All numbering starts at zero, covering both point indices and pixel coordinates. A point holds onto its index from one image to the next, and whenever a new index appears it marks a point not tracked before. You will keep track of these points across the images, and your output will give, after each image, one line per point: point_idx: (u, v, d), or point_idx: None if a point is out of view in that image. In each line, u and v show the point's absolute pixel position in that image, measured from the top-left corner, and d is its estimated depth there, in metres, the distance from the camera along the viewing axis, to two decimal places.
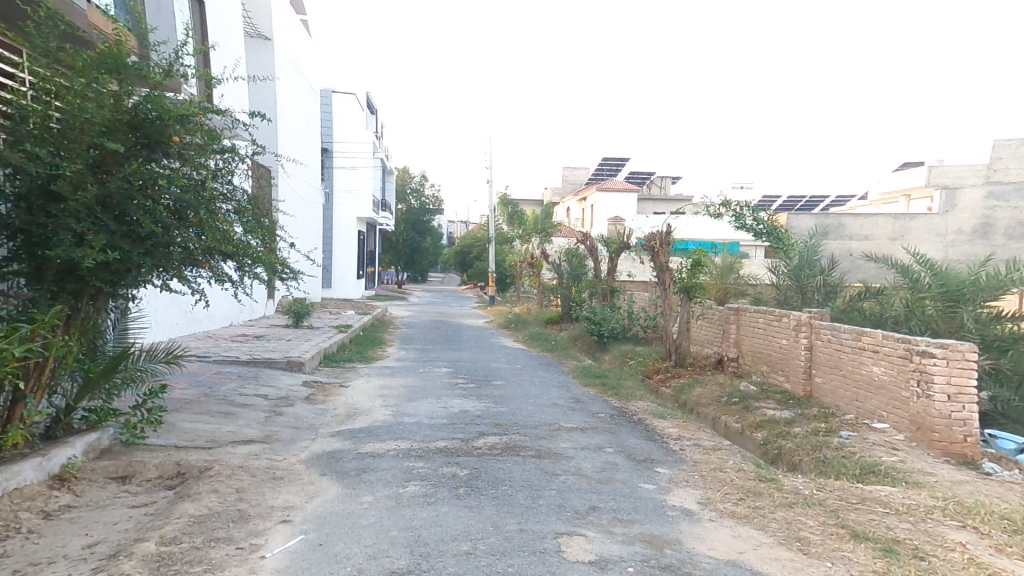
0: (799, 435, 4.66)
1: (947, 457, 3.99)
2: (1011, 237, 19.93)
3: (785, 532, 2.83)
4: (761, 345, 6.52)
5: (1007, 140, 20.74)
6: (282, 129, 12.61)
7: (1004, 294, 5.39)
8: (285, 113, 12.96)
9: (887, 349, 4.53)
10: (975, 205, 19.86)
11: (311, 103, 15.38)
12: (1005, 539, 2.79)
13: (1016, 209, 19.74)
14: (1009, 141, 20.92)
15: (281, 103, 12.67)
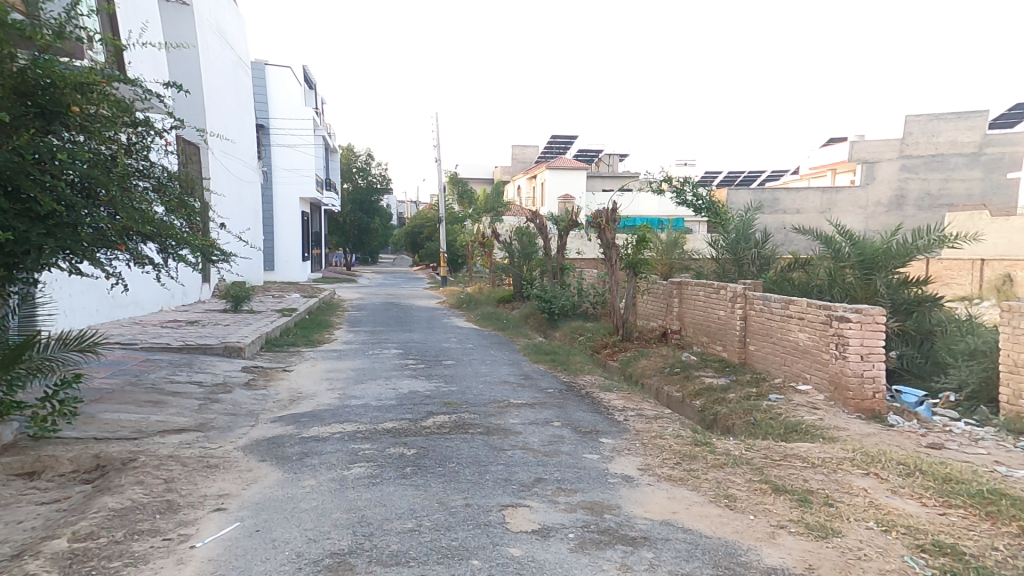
0: (733, 400, 4.91)
1: (859, 413, 4.29)
2: (920, 208, 21.57)
3: (715, 491, 2.99)
4: (701, 316, 6.78)
5: (917, 115, 22.55)
6: (208, 103, 11.99)
7: (911, 261, 5.77)
8: (211, 86, 12.29)
9: (810, 316, 4.79)
10: (890, 178, 21.35)
11: (241, 76, 14.64)
12: (900, 481, 3.05)
13: (924, 181, 21.47)
14: (918, 116, 22.58)
15: (205, 76, 12.00)
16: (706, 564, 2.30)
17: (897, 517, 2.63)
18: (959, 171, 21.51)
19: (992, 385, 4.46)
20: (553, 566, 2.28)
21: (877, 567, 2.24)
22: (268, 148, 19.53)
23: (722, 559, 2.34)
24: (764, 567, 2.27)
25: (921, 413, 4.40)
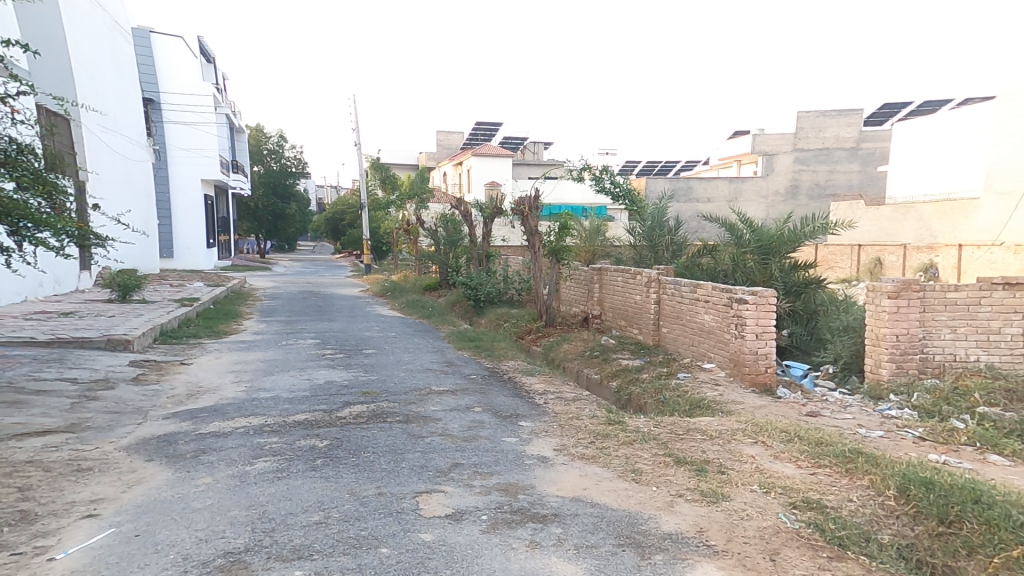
0: (646, 380, 5.13)
1: (753, 387, 4.62)
2: (812, 197, 23.66)
3: (623, 466, 3.10)
4: (620, 301, 7.01)
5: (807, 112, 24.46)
6: (77, 71, 10.81)
7: (800, 246, 6.27)
8: (80, 52, 11.07)
9: (715, 299, 5.06)
10: (786, 169, 23.34)
11: (121, 43, 13.29)
12: (781, 447, 3.32)
13: (814, 172, 23.52)
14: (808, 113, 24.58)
15: (73, 40, 10.78)
16: (610, 535, 2.38)
17: (777, 479, 2.87)
18: (842, 164, 23.63)
19: (861, 356, 5.09)
20: (463, 548, 2.26)
21: (757, 525, 2.44)
22: (160, 125, 18.05)
23: (624, 528, 2.43)
24: (661, 533, 2.39)
25: (804, 384, 4.89)
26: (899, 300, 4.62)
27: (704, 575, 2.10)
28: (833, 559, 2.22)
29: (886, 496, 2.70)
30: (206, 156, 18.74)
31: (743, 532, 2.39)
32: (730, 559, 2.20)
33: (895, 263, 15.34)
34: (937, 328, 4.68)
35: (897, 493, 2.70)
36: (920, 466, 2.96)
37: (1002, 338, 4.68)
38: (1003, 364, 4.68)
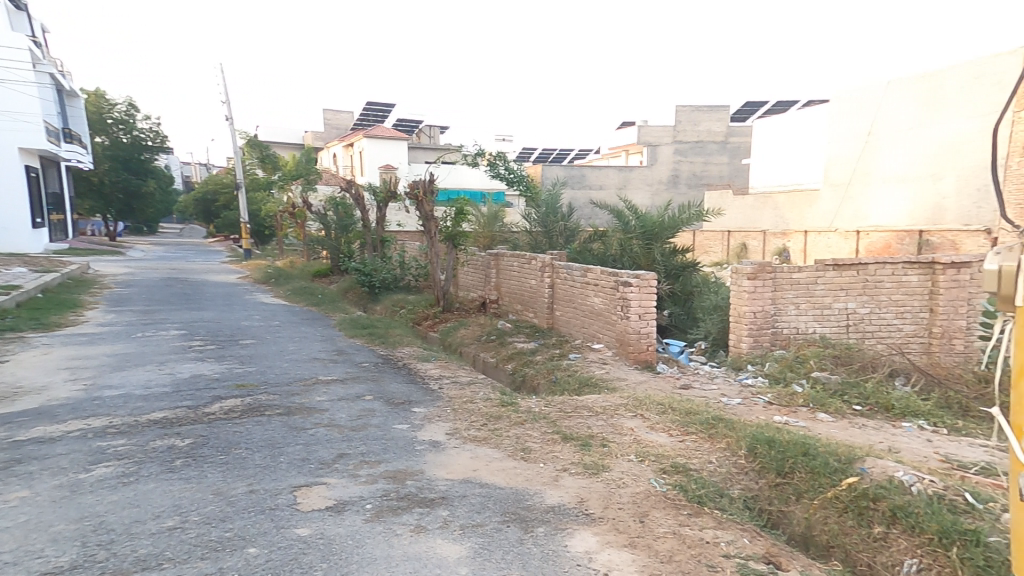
0: (539, 361, 5.24)
1: (637, 364, 4.90)
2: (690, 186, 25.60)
3: (513, 446, 3.12)
4: (516, 286, 7.08)
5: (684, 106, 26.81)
6: None
7: (679, 233, 6.73)
8: None
9: (603, 282, 5.27)
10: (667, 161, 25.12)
11: None
12: (657, 418, 3.55)
13: (692, 164, 25.41)
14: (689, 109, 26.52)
15: None
16: (496, 513, 2.38)
17: (651, 448, 3.07)
18: (714, 156, 25.66)
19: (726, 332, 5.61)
20: (343, 539, 2.14)
21: (632, 491, 2.58)
22: None
23: (511, 505, 2.44)
24: (545, 506, 2.43)
25: (680, 360, 5.29)
26: (757, 281, 5.16)
27: (583, 542, 2.16)
28: (691, 515, 2.40)
29: (739, 457, 3.04)
30: (26, 120, 16.33)
31: (619, 499, 2.50)
32: (605, 524, 2.29)
33: (757, 248, 17.17)
34: (784, 305, 5.27)
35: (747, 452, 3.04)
36: (769, 427, 3.33)
37: (836, 312, 5.30)
38: (833, 335, 5.31)
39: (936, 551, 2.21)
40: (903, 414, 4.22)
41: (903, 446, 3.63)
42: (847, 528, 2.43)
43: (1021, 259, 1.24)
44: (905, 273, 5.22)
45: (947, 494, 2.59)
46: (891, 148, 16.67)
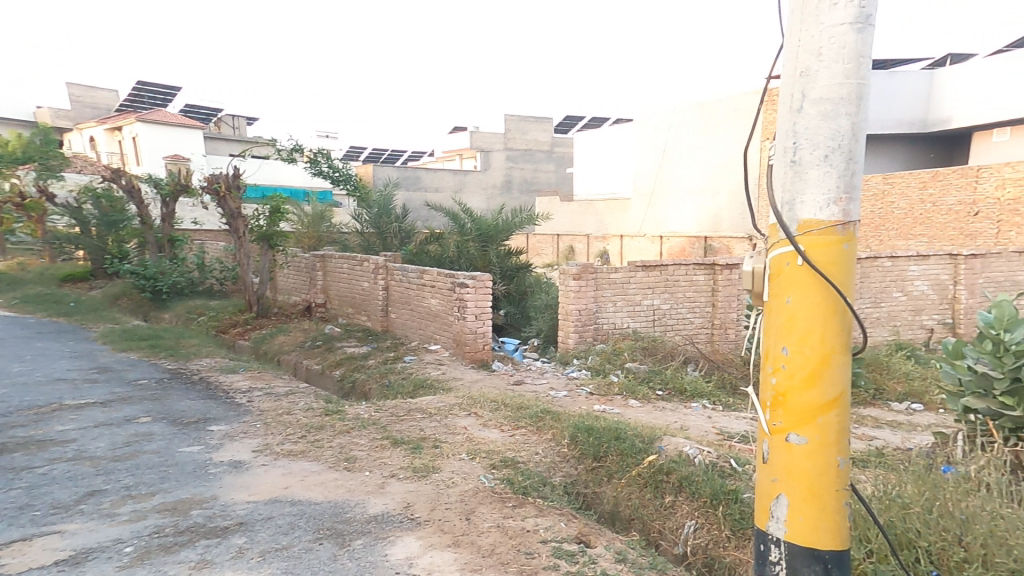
0: (372, 365, 5.08)
1: (473, 363, 5.01)
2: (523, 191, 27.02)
3: (336, 456, 2.99)
4: (345, 289, 6.79)
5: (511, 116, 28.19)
6: None
7: (512, 236, 7.04)
8: None
9: (439, 284, 5.29)
10: (500, 166, 25.99)
11: None
12: (489, 416, 3.67)
13: (524, 170, 26.76)
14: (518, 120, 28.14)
15: None
16: (307, 531, 2.27)
17: (482, 445, 3.16)
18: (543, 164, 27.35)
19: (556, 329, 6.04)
20: None
21: (460, 490, 2.62)
22: None
23: (326, 521, 2.35)
24: (365, 517, 2.38)
25: (515, 357, 5.52)
26: (581, 280, 5.67)
27: (404, 548, 2.15)
28: (515, 507, 2.52)
29: (563, 447, 3.26)
30: None
31: (445, 499, 2.54)
32: (430, 527, 2.31)
33: (583, 250, 18.70)
34: (605, 302, 5.84)
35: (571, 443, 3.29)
36: (588, 417, 3.62)
37: (643, 308, 5.98)
38: (642, 328, 5.98)
39: (709, 511, 2.66)
40: (691, 395, 5.03)
41: (690, 423, 4.27)
42: (644, 500, 2.87)
43: (762, 262, 1.61)
44: (694, 273, 6.10)
45: (718, 462, 3.08)
46: (682, 164, 19.39)
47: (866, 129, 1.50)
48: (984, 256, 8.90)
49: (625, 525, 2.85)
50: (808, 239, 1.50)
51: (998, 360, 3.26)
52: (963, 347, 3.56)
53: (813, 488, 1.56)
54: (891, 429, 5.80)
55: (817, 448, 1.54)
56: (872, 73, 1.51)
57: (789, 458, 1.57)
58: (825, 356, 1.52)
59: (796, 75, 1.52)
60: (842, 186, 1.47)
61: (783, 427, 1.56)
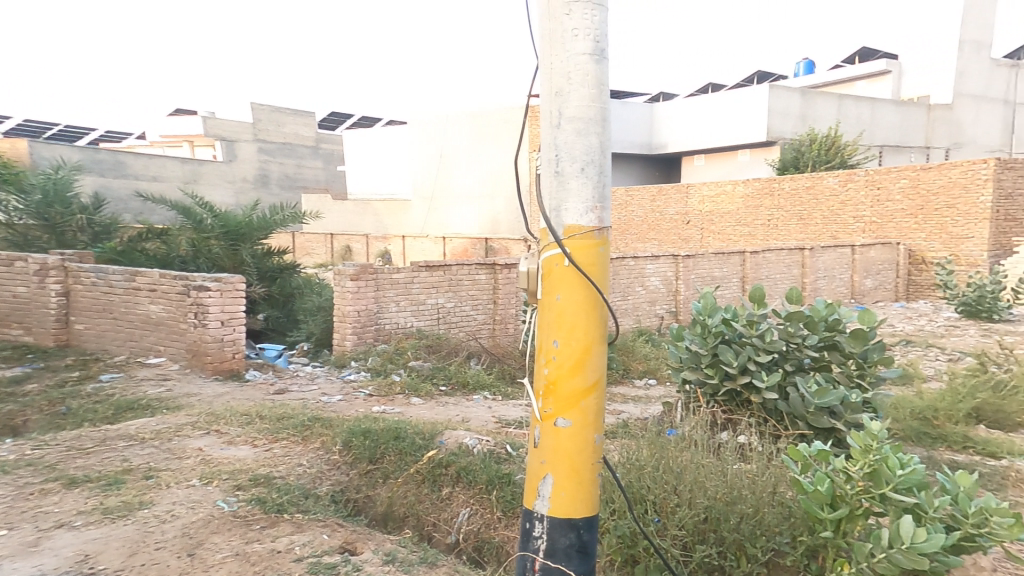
0: (36, 390, 6.37)
1: (217, 372, 6.92)
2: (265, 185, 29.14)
3: (8, 520, 3.53)
4: (73, 303, 7.77)
5: (264, 107, 29.40)
6: None
7: (266, 235, 9.48)
8: None
9: (169, 291, 7.12)
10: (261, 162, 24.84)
11: None
12: (233, 432, 5.06)
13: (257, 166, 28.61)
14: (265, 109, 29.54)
15: None
16: None
17: (224, 467, 4.30)
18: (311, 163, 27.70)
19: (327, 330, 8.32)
20: None
21: (188, 522, 3.49)
22: None
23: None
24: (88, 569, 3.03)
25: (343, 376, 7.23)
26: (358, 284, 7.77)
27: None
28: (266, 526, 3.48)
29: (332, 452, 4.62)
30: None
31: (160, 536, 3.33)
32: (152, 567, 3.06)
33: (361, 250, 19.98)
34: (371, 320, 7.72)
35: (342, 444, 4.68)
36: (359, 420, 5.14)
37: (429, 306, 8.34)
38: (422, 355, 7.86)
39: (485, 498, 4.01)
40: (476, 387, 7.30)
41: (473, 415, 6.35)
42: (421, 496, 4.18)
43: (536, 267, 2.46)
44: (478, 275, 8.76)
45: (497, 449, 4.63)
46: (460, 176, 24.21)
47: (607, 142, 2.38)
48: (695, 257, 13.14)
49: (398, 522, 4.12)
50: (574, 241, 2.36)
51: (704, 339, 5.22)
52: (683, 331, 5.45)
53: (571, 467, 2.45)
54: (622, 402, 7.26)
55: (579, 426, 2.43)
56: (608, 96, 2.38)
57: (558, 438, 2.44)
58: (586, 346, 2.40)
59: (553, 94, 2.38)
60: (595, 196, 2.35)
61: (554, 411, 2.43)
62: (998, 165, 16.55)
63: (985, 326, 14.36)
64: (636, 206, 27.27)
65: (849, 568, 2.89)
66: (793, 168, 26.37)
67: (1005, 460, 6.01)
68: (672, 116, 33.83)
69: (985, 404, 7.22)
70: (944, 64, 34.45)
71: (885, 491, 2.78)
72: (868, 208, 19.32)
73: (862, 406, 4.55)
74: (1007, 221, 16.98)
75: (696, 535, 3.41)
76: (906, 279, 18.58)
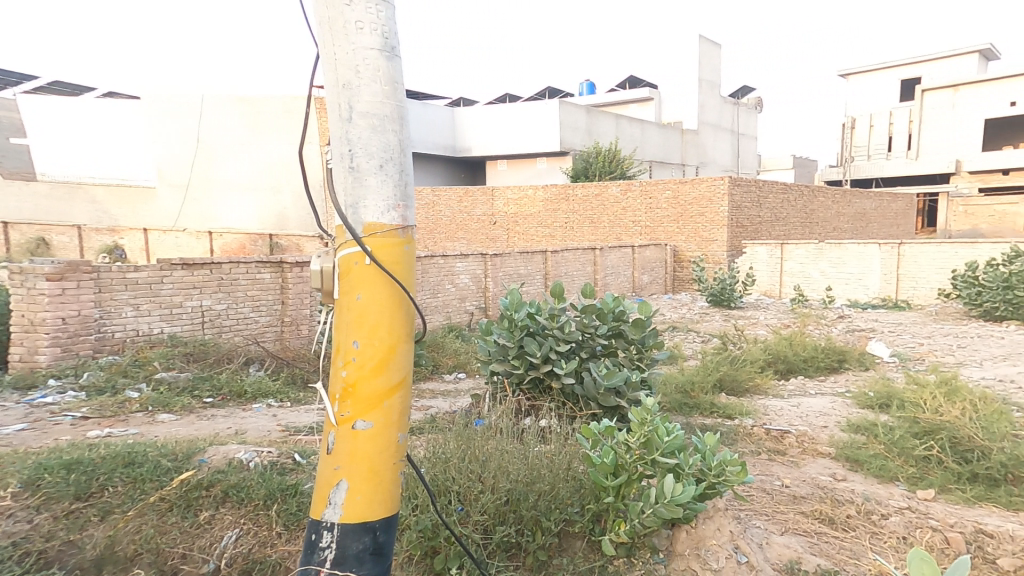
0: None
1: None
2: None
3: None
4: None
5: None
6: None
7: None
8: None
9: None
10: None
11: None
12: None
13: None
14: None
15: None
16: None
17: None
18: None
19: None
20: None
21: None
22: None
23: None
24: None
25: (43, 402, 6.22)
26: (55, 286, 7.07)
27: None
28: None
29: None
30: None
31: None
32: None
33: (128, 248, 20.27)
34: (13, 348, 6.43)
35: (20, 486, 3.96)
36: (61, 451, 4.47)
37: (190, 309, 8.26)
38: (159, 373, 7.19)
39: (261, 516, 3.98)
40: (253, 395, 7.15)
41: (249, 427, 6.03)
42: (164, 526, 3.83)
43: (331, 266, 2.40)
44: (258, 274, 8.91)
45: (287, 460, 4.73)
46: (229, 166, 24.66)
47: (404, 142, 2.38)
48: (500, 257, 16.23)
49: (125, 562, 3.61)
50: (375, 240, 2.33)
51: (510, 333, 6.38)
52: (491, 326, 6.57)
53: (369, 468, 2.41)
54: (438, 396, 9.24)
55: (379, 427, 2.42)
56: (401, 96, 2.38)
57: (357, 441, 2.39)
58: (388, 347, 2.41)
59: (340, 87, 2.28)
60: (396, 195, 2.36)
61: (354, 414, 2.37)
62: (729, 183, 22.83)
63: (726, 312, 18.81)
64: (444, 206, 28.81)
65: (624, 524, 3.77)
66: (583, 177, 30.76)
67: (736, 420, 8.13)
68: (472, 121, 35.32)
69: (726, 375, 9.93)
70: (692, 99, 42.93)
71: (654, 455, 3.76)
72: (643, 215, 24.79)
73: (637, 385, 6.02)
74: (737, 228, 23.15)
75: (497, 518, 3.92)
76: (672, 275, 24.08)
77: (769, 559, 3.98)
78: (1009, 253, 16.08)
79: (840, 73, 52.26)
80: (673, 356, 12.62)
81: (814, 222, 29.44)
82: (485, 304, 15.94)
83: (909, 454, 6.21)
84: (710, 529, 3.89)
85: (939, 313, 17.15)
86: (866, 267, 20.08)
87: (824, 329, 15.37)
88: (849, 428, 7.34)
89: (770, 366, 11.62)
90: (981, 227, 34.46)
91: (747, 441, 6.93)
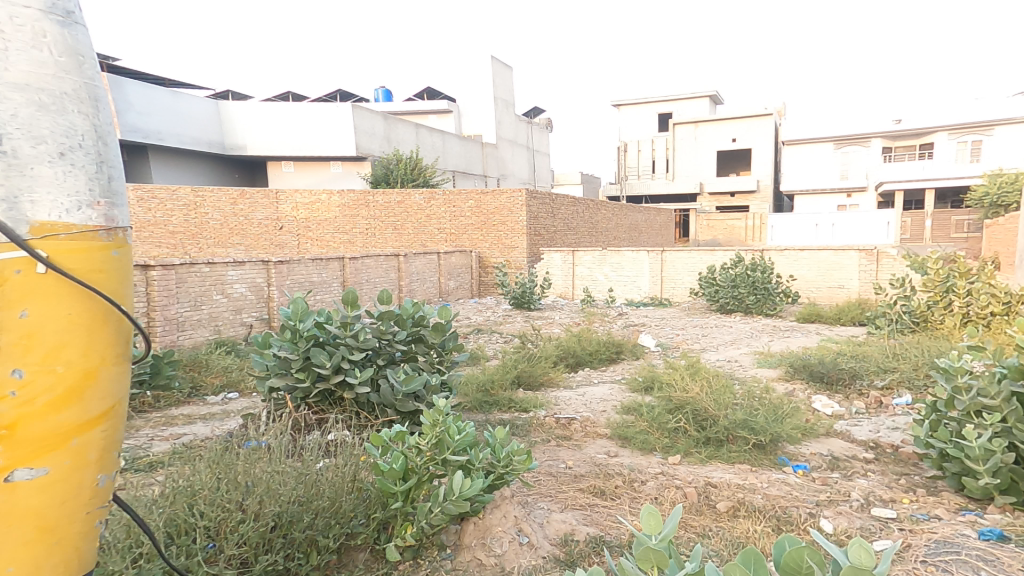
0: None
1: None
2: None
3: None
4: None
5: None
6: None
7: None
8: None
9: None
10: None
11: None
12: None
13: None
14: None
15: None
16: None
17: None
18: None
19: None
20: None
21: None
22: None
23: None
24: None
25: None
26: None
27: None
28: None
29: None
30: None
31: None
32: None
33: None
34: None
35: None
36: None
37: None
38: None
39: None
40: None
41: None
42: None
43: None
44: None
45: None
46: None
47: (93, 132, 2.22)
48: (286, 264, 15.39)
49: None
50: (53, 245, 2.01)
51: (294, 344, 6.03)
52: (270, 338, 6.19)
53: (39, 523, 2.06)
54: (200, 422, 8.19)
55: (58, 472, 2.08)
56: (89, 76, 2.25)
57: (15, 495, 1.99)
58: (83, 374, 2.12)
59: None
60: (92, 191, 2.16)
61: (9, 465, 1.95)
62: (526, 196, 25.47)
63: (526, 313, 21.37)
64: (210, 207, 24.61)
65: (411, 527, 3.99)
66: (384, 182, 30.57)
67: (531, 412, 9.66)
68: (242, 118, 32.88)
69: (522, 372, 11.46)
70: (487, 116, 46.10)
71: (445, 454, 4.14)
72: (447, 221, 26.26)
73: (437, 388, 6.22)
74: (535, 237, 26.16)
75: (261, 546, 3.53)
76: (477, 280, 26.17)
77: (547, 535, 4.78)
78: (733, 259, 21.24)
79: (610, 103, 61.13)
80: (476, 357, 13.99)
81: (599, 232, 34.09)
82: (268, 314, 14.92)
83: (662, 427, 8.08)
84: (497, 518, 4.61)
85: (690, 308, 21.92)
86: (638, 271, 24.28)
87: (606, 326, 18.51)
88: (621, 410, 9.30)
89: (562, 361, 13.55)
90: (719, 238, 42.74)
91: (539, 431, 8.42)
